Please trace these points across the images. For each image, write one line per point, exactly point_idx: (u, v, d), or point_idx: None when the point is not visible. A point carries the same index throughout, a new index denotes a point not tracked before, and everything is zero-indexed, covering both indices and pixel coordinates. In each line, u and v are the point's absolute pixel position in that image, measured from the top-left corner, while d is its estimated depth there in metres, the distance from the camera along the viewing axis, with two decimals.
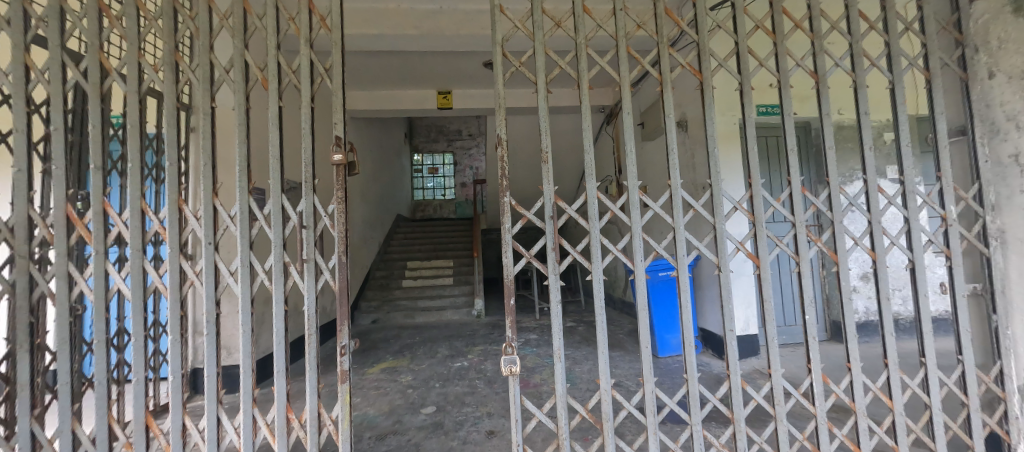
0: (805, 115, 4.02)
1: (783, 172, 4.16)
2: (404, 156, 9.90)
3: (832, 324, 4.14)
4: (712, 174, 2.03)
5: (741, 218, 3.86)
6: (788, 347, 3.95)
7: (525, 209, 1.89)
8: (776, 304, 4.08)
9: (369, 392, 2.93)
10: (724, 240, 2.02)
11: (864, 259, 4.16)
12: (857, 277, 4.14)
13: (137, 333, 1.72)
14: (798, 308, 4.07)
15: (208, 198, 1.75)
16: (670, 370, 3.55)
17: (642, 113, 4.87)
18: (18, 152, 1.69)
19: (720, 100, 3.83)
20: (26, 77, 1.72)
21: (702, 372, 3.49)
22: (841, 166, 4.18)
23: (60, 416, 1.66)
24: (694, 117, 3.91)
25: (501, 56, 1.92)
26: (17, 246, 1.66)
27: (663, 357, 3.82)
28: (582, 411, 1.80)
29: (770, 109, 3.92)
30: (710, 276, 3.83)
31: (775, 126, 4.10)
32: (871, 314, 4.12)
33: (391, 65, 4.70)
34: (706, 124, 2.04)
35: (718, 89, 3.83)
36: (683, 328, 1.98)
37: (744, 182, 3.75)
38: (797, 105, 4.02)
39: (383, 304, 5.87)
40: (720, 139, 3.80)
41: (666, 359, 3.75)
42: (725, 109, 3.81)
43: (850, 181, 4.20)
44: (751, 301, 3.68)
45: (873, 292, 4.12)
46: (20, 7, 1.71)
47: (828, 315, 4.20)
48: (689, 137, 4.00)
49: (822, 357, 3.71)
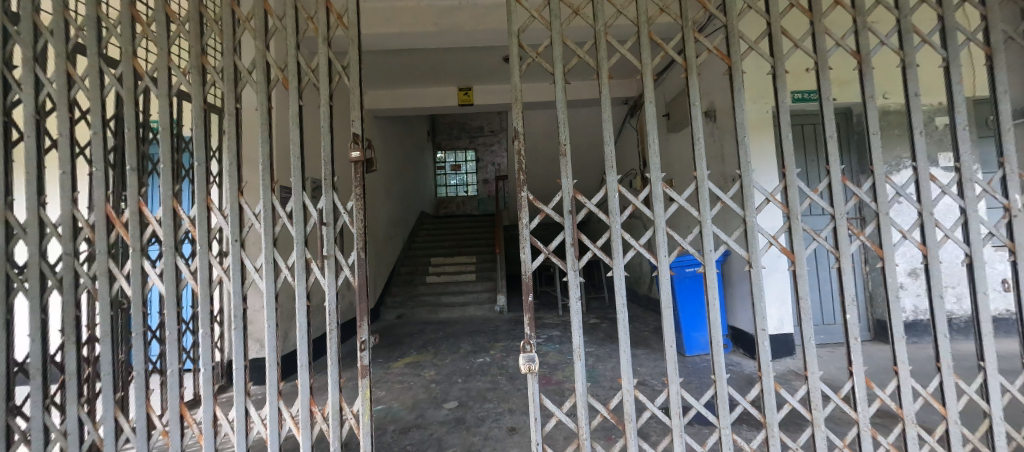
0: (845, 100, 3.76)
1: (822, 161, 3.91)
2: (424, 153, 9.47)
3: (877, 323, 3.87)
4: (742, 164, 1.97)
5: (775, 210, 3.66)
6: (828, 348, 3.72)
7: (543, 204, 1.86)
8: (813, 302, 3.85)
9: (394, 385, 2.97)
10: (754, 234, 1.94)
11: (914, 254, 3.85)
12: (906, 273, 3.84)
13: (170, 327, 1.79)
14: (839, 307, 3.83)
15: (234, 197, 1.81)
16: (698, 369, 3.41)
17: (667, 104, 4.72)
18: (63, 155, 1.79)
19: (753, 87, 3.63)
20: (69, 84, 1.81)
21: (733, 372, 3.33)
22: (886, 155, 3.91)
23: (104, 404, 1.75)
24: (723, 107, 3.72)
25: (518, 47, 1.89)
26: (64, 244, 1.77)
27: (690, 356, 3.69)
28: (604, 411, 1.81)
29: (806, 95, 3.69)
30: (742, 273, 3.62)
31: (813, 114, 3.86)
32: (921, 313, 3.81)
33: (410, 62, 4.74)
34: (735, 111, 1.97)
35: (749, 75, 3.64)
36: (711, 328, 1.93)
37: (778, 173, 3.55)
38: (836, 90, 3.77)
39: (407, 300, 5.96)
40: (751, 128, 3.61)
41: (694, 358, 3.62)
42: (757, 97, 3.61)
43: (897, 171, 3.92)
44: (787, 299, 3.50)
45: (923, 289, 3.80)
46: (62, 17, 1.79)
47: (873, 313, 3.92)
48: (718, 127, 3.82)
49: (866, 358, 3.45)
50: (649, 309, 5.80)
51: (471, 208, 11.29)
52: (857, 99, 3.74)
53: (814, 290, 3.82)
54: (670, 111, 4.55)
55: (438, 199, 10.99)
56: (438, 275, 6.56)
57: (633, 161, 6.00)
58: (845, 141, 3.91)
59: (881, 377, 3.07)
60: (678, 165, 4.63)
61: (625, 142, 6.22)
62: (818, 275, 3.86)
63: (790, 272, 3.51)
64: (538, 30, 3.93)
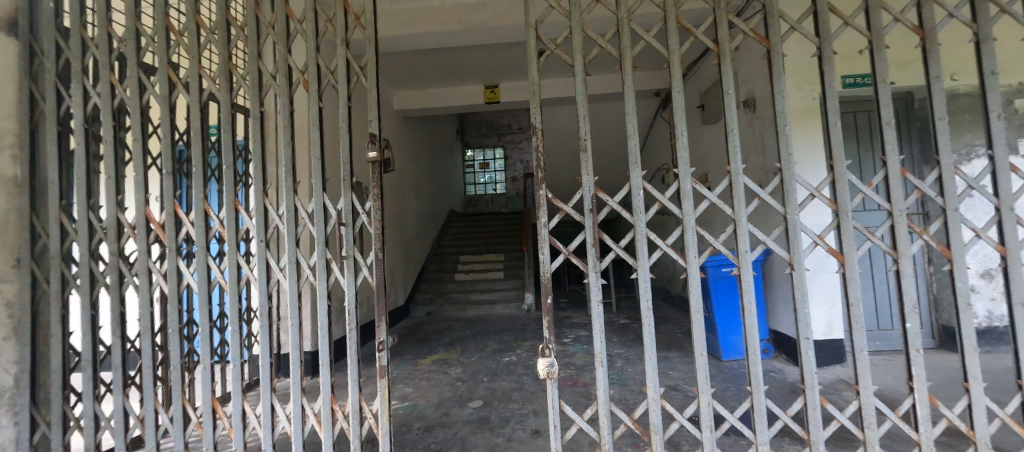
0: (905, 84, 3.39)
1: (877, 151, 3.55)
2: (453, 152, 9.51)
3: (943, 330, 3.45)
4: (783, 157, 1.80)
5: (821, 205, 3.31)
6: (884, 355, 3.38)
7: (562, 202, 1.78)
8: (866, 305, 3.50)
9: (421, 382, 2.98)
10: (797, 234, 1.77)
11: (989, 253, 3.41)
12: (977, 275, 3.41)
13: (203, 324, 1.86)
14: (897, 311, 3.46)
15: (259, 199, 1.86)
16: (734, 375, 3.18)
17: (702, 95, 4.45)
18: (108, 160, 1.91)
19: (797, 72, 3.33)
20: (112, 93, 1.92)
21: (775, 379, 3.08)
22: (955, 142, 3.50)
23: (145, 395, 1.85)
24: (764, 96, 3.46)
25: (536, 39, 1.82)
26: (110, 245, 1.88)
27: (727, 360, 3.46)
28: (627, 421, 1.74)
29: (859, 80, 3.34)
30: (784, 276, 3.36)
31: (869, 100, 3.52)
32: (995, 320, 3.37)
33: (438, 62, 4.76)
34: (775, 98, 1.81)
35: (793, 59, 3.34)
36: (747, 334, 1.80)
37: (825, 166, 3.25)
38: (895, 72, 3.40)
39: (436, 297, 6.01)
40: (794, 117, 3.31)
41: (731, 364, 3.40)
42: (800, 83, 3.32)
43: (969, 160, 3.49)
44: (836, 302, 3.21)
45: (999, 293, 3.37)
46: (105, 30, 1.91)
47: (938, 318, 3.51)
48: (757, 117, 3.54)
49: (929, 367, 3.09)
50: (682, 310, 5.55)
51: (500, 206, 11.27)
52: (920, 82, 3.36)
53: (868, 292, 3.48)
54: (706, 102, 4.29)
55: (467, 197, 11.05)
56: (467, 272, 6.58)
57: (665, 155, 5.75)
58: (905, 128, 3.53)
59: (948, 390, 2.68)
60: (713, 159, 4.37)
61: (658, 136, 5.97)
62: (871, 276, 3.50)
63: (839, 274, 3.21)
64: (556, 23, 3.80)
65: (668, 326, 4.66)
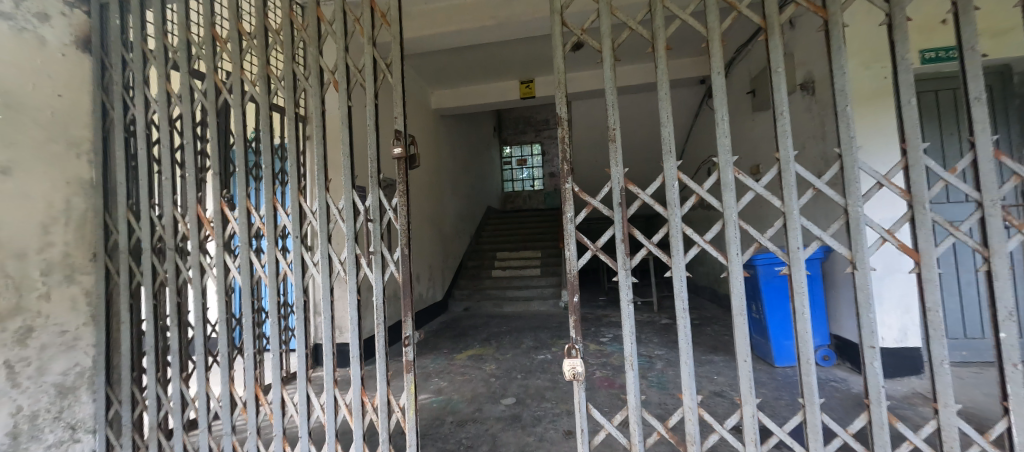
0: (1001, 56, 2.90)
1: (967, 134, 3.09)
2: (491, 150, 9.52)
3: None
4: (844, 141, 1.59)
5: (894, 195, 2.92)
6: (971, 368, 2.95)
7: (590, 196, 1.68)
8: (949, 310, 3.06)
9: (456, 377, 3.00)
10: (860, 228, 1.55)
11: None
12: None
13: (246, 317, 1.96)
14: (988, 317, 3.00)
15: (294, 196, 1.92)
16: (788, 383, 2.91)
17: (753, 79, 4.09)
18: (165, 162, 2.07)
19: (865, 48, 2.95)
20: (168, 100, 2.07)
21: (843, 389, 2.78)
22: None
23: (198, 380, 1.98)
24: (823, 76, 3.11)
25: (562, 26, 1.72)
26: (168, 240, 2.04)
27: (780, 366, 3.18)
28: (660, 429, 1.61)
29: (944, 54, 2.90)
30: (846, 277, 3.04)
31: (955, 75, 3.07)
32: None
33: (477, 58, 4.75)
34: (836, 75, 1.59)
35: (861, 33, 2.96)
36: (799, 340, 1.61)
37: (897, 154, 2.87)
38: (989, 42, 2.92)
39: (473, 292, 6.06)
40: (862, 99, 2.94)
41: (785, 371, 3.11)
42: (869, 61, 2.95)
43: None
44: (911, 306, 2.85)
45: None
46: (161, 43, 2.06)
47: None
48: (818, 101, 3.19)
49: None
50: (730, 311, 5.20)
51: (538, 203, 11.18)
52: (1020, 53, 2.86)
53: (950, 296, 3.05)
54: (758, 87, 3.93)
55: (505, 194, 11.06)
56: (504, 269, 6.56)
57: (711, 146, 5.37)
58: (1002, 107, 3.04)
59: None
60: (765, 149, 4.00)
61: (703, 126, 5.60)
62: (956, 278, 3.06)
63: (913, 275, 2.84)
64: (586, 11, 3.63)
65: (716, 327, 4.37)
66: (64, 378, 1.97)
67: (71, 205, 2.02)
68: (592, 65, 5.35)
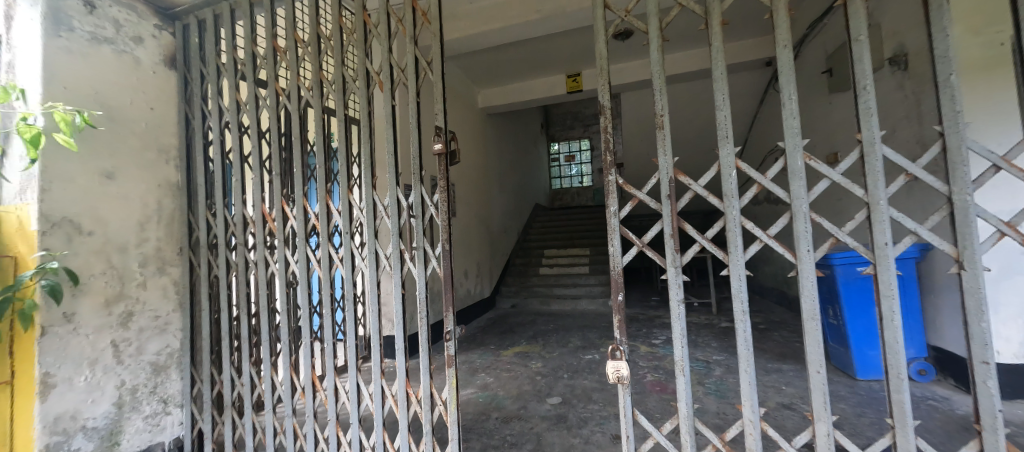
0: None
1: None
2: (539, 147, 9.35)
3: None
4: (949, 117, 1.32)
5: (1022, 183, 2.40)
6: None
7: (636, 188, 1.54)
8: None
9: (502, 373, 2.98)
10: (969, 221, 1.29)
11: None
12: None
13: (304, 308, 2.06)
14: None
15: (344, 193, 1.99)
16: (873, 398, 2.55)
17: (831, 56, 3.62)
18: (236, 165, 2.23)
19: (976, 10, 2.45)
20: (238, 107, 2.23)
21: (955, 408, 2.38)
22: None
23: (264, 365, 2.12)
24: (921, 47, 2.66)
25: (603, 9, 1.59)
26: (239, 236, 2.20)
27: (864, 379, 2.82)
28: (714, 442, 1.46)
29: None
30: (949, 280, 2.60)
31: None
32: None
33: (527, 53, 4.67)
34: (938, 40, 1.33)
35: None
36: (888, 350, 1.38)
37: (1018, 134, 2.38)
38: None
39: (521, 289, 6.00)
40: (974, 72, 2.46)
41: (870, 384, 2.74)
42: (982, 26, 2.45)
43: None
44: None
45: None
46: (230, 56, 2.21)
47: None
48: (913, 77, 2.73)
49: None
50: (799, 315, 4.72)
51: (587, 200, 10.91)
52: None
53: None
54: (838, 64, 3.45)
55: (553, 191, 10.91)
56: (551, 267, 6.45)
57: (775, 135, 4.87)
58: None
59: None
60: (843, 135, 3.53)
61: (769, 113, 5.10)
62: None
63: None
64: None
65: (786, 332, 3.96)
66: (157, 358, 2.21)
67: (162, 205, 2.25)
68: (641, 54, 5.07)
